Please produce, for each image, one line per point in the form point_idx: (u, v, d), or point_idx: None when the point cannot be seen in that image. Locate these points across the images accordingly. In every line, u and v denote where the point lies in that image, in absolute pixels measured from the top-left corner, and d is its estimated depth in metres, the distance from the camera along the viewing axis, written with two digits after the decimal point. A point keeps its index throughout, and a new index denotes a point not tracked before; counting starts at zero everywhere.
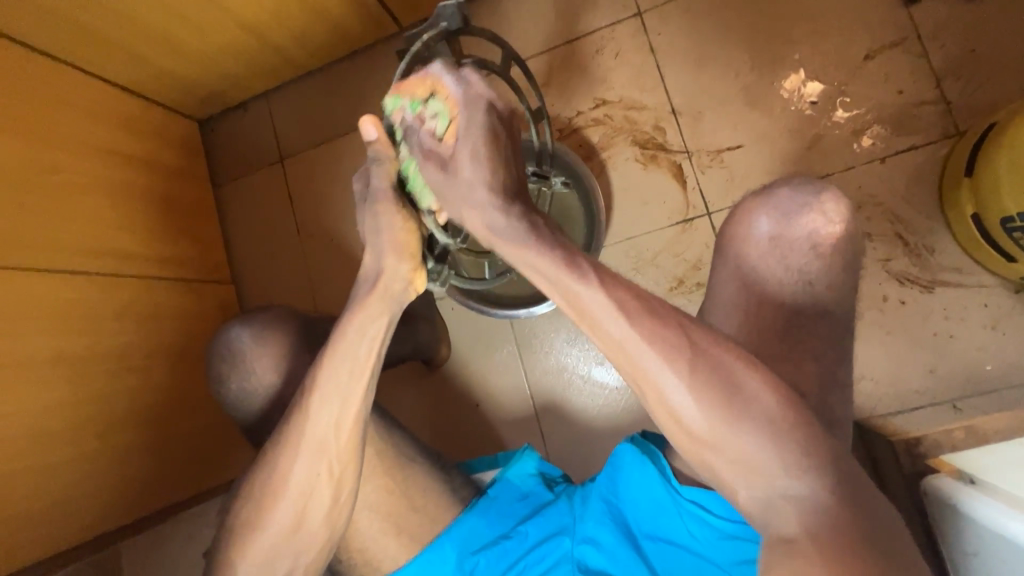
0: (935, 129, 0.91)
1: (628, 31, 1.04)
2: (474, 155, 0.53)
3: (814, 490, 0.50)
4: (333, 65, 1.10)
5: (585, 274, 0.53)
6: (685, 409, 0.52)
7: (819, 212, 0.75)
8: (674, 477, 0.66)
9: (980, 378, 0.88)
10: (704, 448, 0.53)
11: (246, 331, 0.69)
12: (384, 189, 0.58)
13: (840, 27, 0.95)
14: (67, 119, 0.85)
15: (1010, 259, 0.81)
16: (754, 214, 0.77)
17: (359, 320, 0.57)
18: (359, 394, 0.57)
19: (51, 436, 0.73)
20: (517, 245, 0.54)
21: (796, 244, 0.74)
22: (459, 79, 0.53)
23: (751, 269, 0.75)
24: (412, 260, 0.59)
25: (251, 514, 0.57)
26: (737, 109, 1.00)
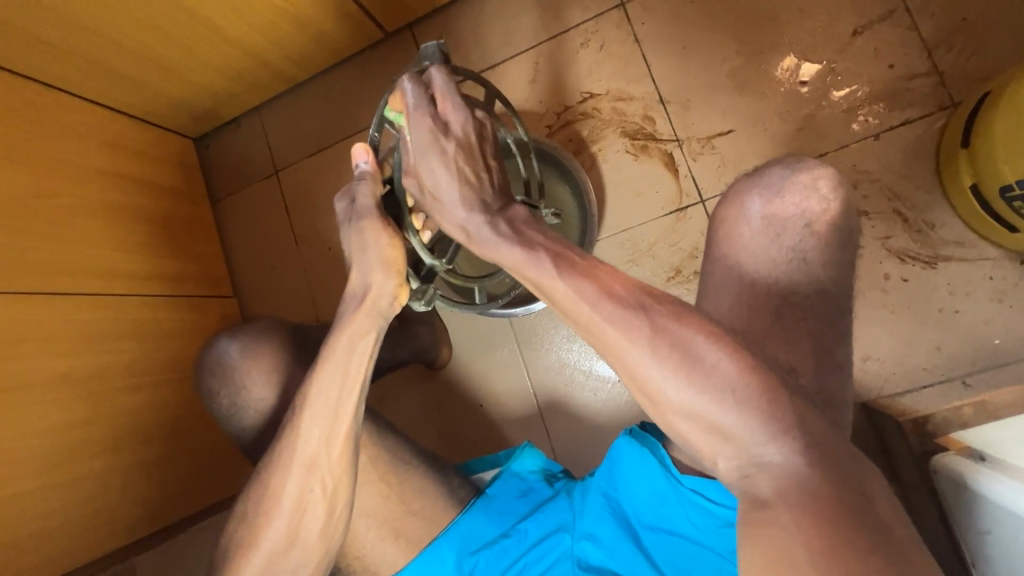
0: (929, 101, 0.90)
1: (613, 22, 1.03)
2: (432, 168, 0.61)
3: (785, 456, 0.44)
4: (324, 79, 1.19)
5: (540, 259, 0.54)
6: (649, 378, 0.49)
7: (811, 187, 0.64)
8: (674, 466, 0.62)
9: (990, 353, 0.85)
10: (679, 418, 0.48)
11: (241, 349, 0.78)
12: (370, 206, 0.66)
13: (826, 7, 0.95)
14: (75, 149, 0.95)
15: (1012, 228, 0.80)
16: (741, 194, 0.65)
17: (348, 336, 0.64)
18: (349, 411, 0.64)
19: (74, 436, 0.81)
20: (485, 247, 0.59)
21: (788, 229, 0.62)
22: (420, 96, 0.62)
23: (742, 256, 0.63)
24: (398, 276, 0.67)
25: (249, 530, 0.62)
26: (726, 94, 0.98)
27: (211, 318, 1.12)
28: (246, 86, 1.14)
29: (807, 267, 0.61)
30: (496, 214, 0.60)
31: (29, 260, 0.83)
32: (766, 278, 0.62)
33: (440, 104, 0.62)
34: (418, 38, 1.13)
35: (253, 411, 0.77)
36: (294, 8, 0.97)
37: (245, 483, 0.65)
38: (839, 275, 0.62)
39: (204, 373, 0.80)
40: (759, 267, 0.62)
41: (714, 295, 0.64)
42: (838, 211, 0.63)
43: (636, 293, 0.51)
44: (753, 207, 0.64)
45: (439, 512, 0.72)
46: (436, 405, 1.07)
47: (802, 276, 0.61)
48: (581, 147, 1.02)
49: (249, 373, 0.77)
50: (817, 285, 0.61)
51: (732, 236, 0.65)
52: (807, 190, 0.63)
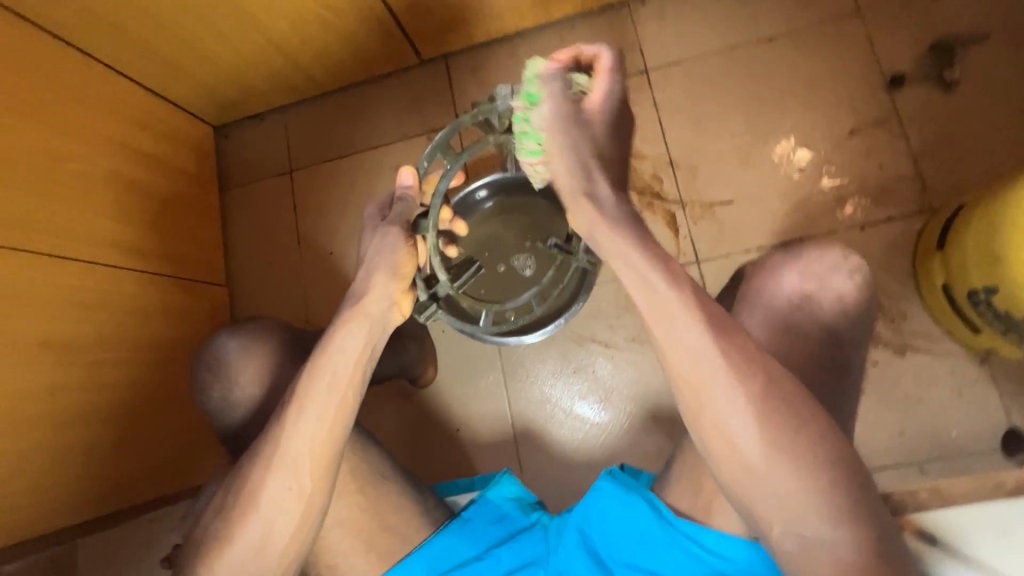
0: (911, 203, 0.98)
1: (635, 85, 1.11)
2: (584, 135, 0.62)
3: (845, 542, 0.51)
4: (353, 91, 1.23)
5: (678, 280, 0.56)
6: (750, 434, 0.53)
7: (844, 271, 0.68)
8: (667, 511, 0.65)
9: (946, 444, 0.90)
10: (741, 474, 0.54)
11: (240, 346, 0.78)
12: (401, 220, 0.73)
13: (828, 104, 1.04)
14: (98, 118, 0.96)
15: (975, 329, 0.86)
16: (779, 265, 0.70)
17: (343, 336, 0.65)
18: (331, 414, 0.62)
19: (44, 403, 0.79)
20: (612, 219, 0.59)
21: (819, 306, 0.67)
22: (614, 73, 0.67)
23: (772, 324, 0.67)
24: (401, 282, 0.70)
25: (225, 523, 0.61)
26: (731, 167, 1.05)
27: (199, 304, 1.11)
28: (277, 86, 1.17)
29: (832, 344, 0.66)
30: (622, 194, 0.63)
31: (32, 220, 0.83)
32: (795, 348, 0.65)
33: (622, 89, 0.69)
34: (451, 69, 1.19)
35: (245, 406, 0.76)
36: (340, 23, 1.02)
37: (230, 476, 0.65)
38: (831, 350, 0.66)
39: (195, 367, 0.80)
40: (786, 335, 0.65)
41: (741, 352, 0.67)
42: (859, 295, 0.68)
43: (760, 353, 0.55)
44: (788, 280, 0.68)
45: (413, 529, 0.72)
46: (413, 423, 1.06)
47: (822, 353, 0.65)
48: None
49: (247, 370, 0.77)
50: (830, 361, 0.65)
51: (768, 303, 0.68)
52: (837, 274, 0.68)
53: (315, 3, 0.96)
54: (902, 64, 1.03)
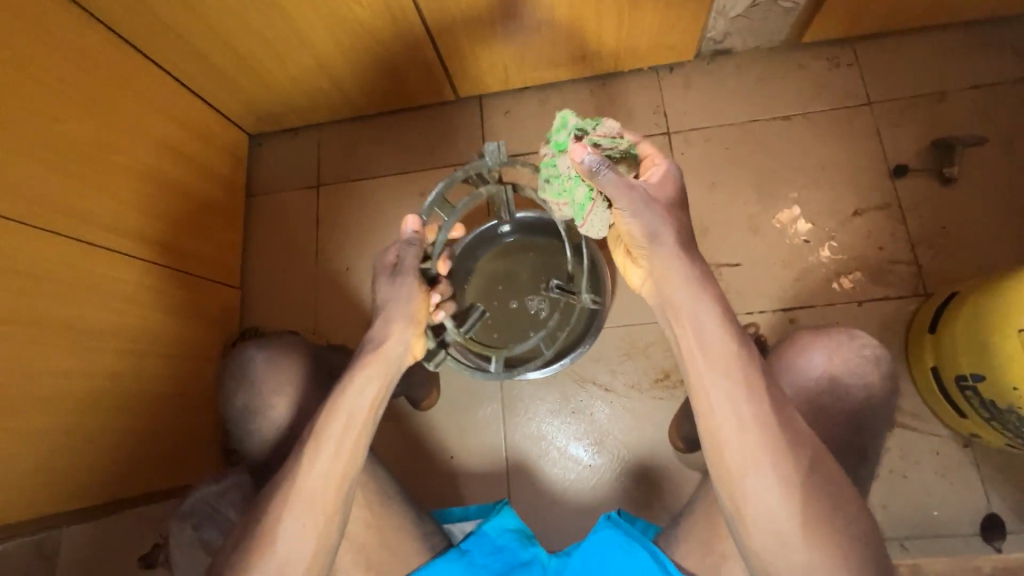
0: (906, 285, 1.04)
1: (656, 145, 1.17)
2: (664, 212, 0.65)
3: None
4: (389, 118, 1.29)
5: (750, 347, 0.61)
6: (789, 505, 0.56)
7: (868, 358, 0.74)
8: (673, 565, 0.67)
9: (927, 523, 0.93)
10: (770, 535, 0.57)
11: (266, 359, 0.81)
12: (412, 267, 0.75)
13: (835, 184, 1.11)
14: (146, 117, 1.00)
15: (960, 412, 0.90)
16: (809, 343, 0.75)
17: (364, 376, 0.67)
18: (348, 450, 0.64)
19: (55, 386, 0.80)
20: (699, 291, 0.62)
21: (843, 390, 0.72)
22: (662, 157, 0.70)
23: (797, 396, 0.72)
24: (417, 327, 0.73)
25: (237, 559, 0.60)
26: (740, 232, 1.10)
27: (213, 304, 1.13)
28: (317, 106, 1.22)
29: (852, 422, 0.71)
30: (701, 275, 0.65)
31: (71, 207, 0.85)
32: (818, 423, 0.71)
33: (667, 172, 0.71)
34: (484, 109, 1.25)
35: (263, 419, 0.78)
36: (388, 57, 1.08)
37: (247, 511, 0.64)
38: (828, 423, 0.71)
39: (223, 376, 0.82)
40: (805, 409, 0.71)
41: None
42: (880, 380, 0.73)
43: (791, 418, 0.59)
44: (817, 360, 0.73)
45: (410, 551, 0.72)
46: (408, 445, 1.07)
47: (831, 432, 0.70)
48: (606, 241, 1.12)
49: (269, 385, 0.78)
50: (834, 440, 0.70)
51: (797, 379, 0.73)
52: (862, 361, 0.73)
53: (368, 37, 1.02)
54: (905, 155, 1.10)
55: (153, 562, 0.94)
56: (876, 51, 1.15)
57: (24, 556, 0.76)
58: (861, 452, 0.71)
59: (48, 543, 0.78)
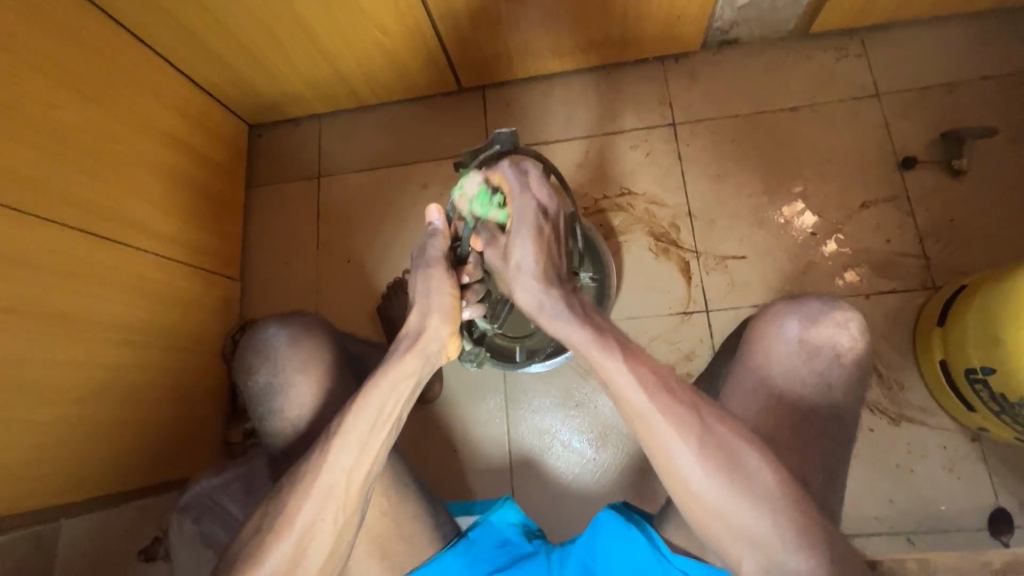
0: (914, 279, 1.03)
1: (661, 136, 1.16)
2: (527, 245, 0.65)
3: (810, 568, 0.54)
4: (391, 108, 1.27)
5: (611, 349, 0.58)
6: (760, 529, 0.55)
7: (841, 325, 0.71)
8: (664, 545, 0.66)
9: (935, 517, 0.92)
10: (710, 517, 0.56)
11: (288, 336, 0.79)
12: (439, 259, 0.71)
13: (843, 176, 1.10)
14: (147, 105, 0.99)
15: (969, 407, 0.89)
16: (779, 315, 0.73)
17: (395, 370, 0.65)
18: (375, 445, 0.62)
19: (55, 377, 0.78)
20: (556, 319, 0.62)
21: (819, 354, 0.70)
22: (518, 177, 0.68)
23: (775, 367, 0.71)
24: (452, 324, 0.69)
25: (255, 550, 0.59)
26: (746, 224, 1.09)
27: (214, 295, 1.11)
28: (319, 96, 1.21)
29: (829, 396, 0.69)
30: (568, 290, 0.66)
31: (72, 195, 0.84)
32: (795, 397, 0.69)
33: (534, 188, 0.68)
34: (488, 100, 1.23)
35: (282, 397, 0.75)
36: (392, 46, 1.06)
37: (262, 500, 0.63)
38: (814, 395, 0.69)
39: (242, 351, 0.80)
40: (779, 378, 0.70)
41: (742, 397, 0.71)
42: (862, 351, 0.70)
43: (692, 395, 0.58)
44: (790, 327, 0.71)
45: (423, 544, 0.71)
46: (410, 437, 1.06)
47: (806, 398, 0.69)
48: (610, 234, 1.11)
49: (290, 360, 0.76)
50: (810, 406, 0.69)
51: (769, 351, 0.71)
52: (835, 323, 0.71)
53: (372, 26, 1.00)
54: (913, 148, 1.09)
55: (153, 556, 0.93)
56: (886, 42, 1.13)
57: (24, 549, 0.74)
58: (837, 415, 0.69)
59: (45, 537, 0.77)
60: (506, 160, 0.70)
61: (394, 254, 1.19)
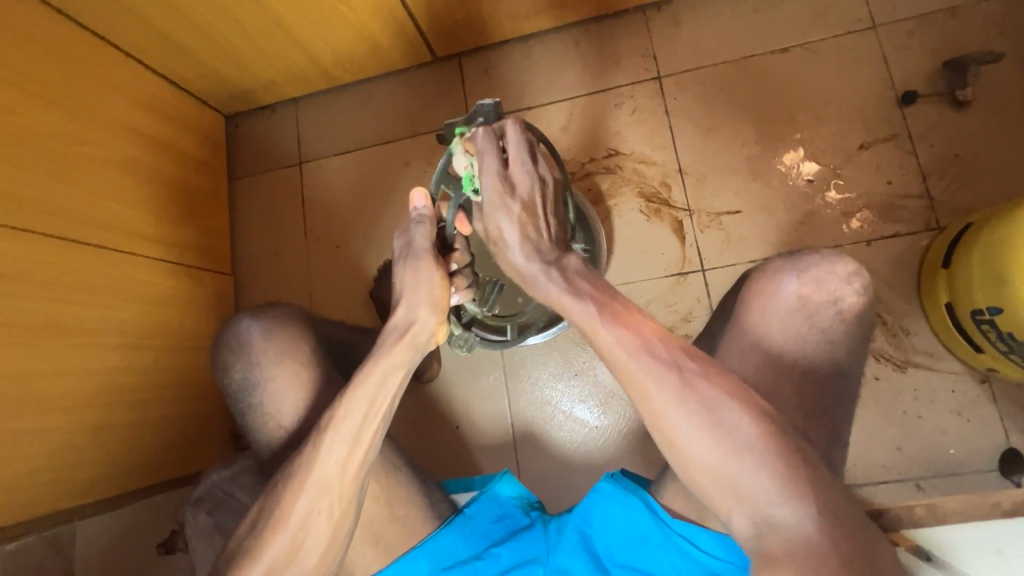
0: (918, 220, 0.99)
1: (647, 92, 1.11)
2: (500, 221, 0.68)
3: (809, 528, 0.51)
4: (365, 86, 1.23)
5: (587, 312, 0.61)
6: (770, 503, 0.52)
7: (843, 279, 0.68)
8: (663, 511, 0.66)
9: (944, 462, 0.91)
10: (708, 482, 0.55)
11: (263, 330, 0.78)
12: (425, 247, 0.70)
13: (840, 118, 1.04)
14: (113, 104, 0.96)
15: (977, 348, 0.87)
16: (779, 272, 0.70)
17: (385, 361, 0.65)
18: (367, 438, 0.63)
19: (51, 386, 0.79)
20: (540, 287, 0.66)
21: (820, 311, 0.68)
22: (489, 149, 0.68)
23: (774, 325, 0.68)
24: (439, 316, 0.70)
25: (255, 544, 0.59)
26: (740, 178, 1.05)
27: (207, 292, 1.11)
28: (291, 79, 1.17)
29: (830, 353, 0.67)
30: (551, 262, 0.67)
31: (46, 203, 0.83)
32: (790, 354, 0.67)
33: (510, 158, 0.69)
34: (464, 68, 1.19)
35: (263, 391, 0.75)
36: (359, 20, 1.02)
37: (258, 494, 0.63)
38: (816, 354, 0.67)
39: (217, 347, 0.79)
40: (777, 338, 0.68)
41: (737, 359, 0.68)
42: (865, 306, 0.68)
43: (680, 353, 0.58)
44: (787, 285, 0.69)
45: (418, 523, 0.72)
46: (413, 418, 1.07)
47: (805, 355, 0.67)
48: (599, 198, 1.08)
49: (264, 355, 0.76)
50: (809, 363, 0.67)
51: (767, 310, 0.69)
52: (835, 277, 0.68)
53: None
54: (914, 81, 1.03)
55: (172, 548, 0.95)
56: None
57: (42, 551, 0.77)
58: (838, 369, 0.67)
59: (62, 537, 0.80)
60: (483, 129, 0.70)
61: (382, 237, 1.18)
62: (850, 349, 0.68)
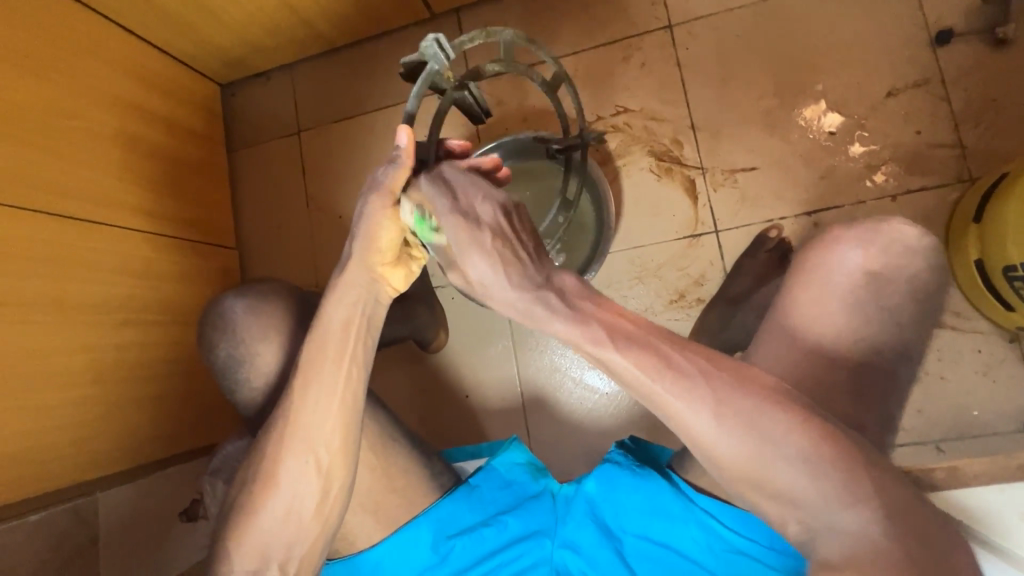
0: (948, 172, 0.93)
1: (657, 42, 1.04)
2: (476, 259, 0.55)
3: (862, 527, 0.46)
4: (361, 47, 1.18)
5: (597, 336, 0.51)
6: (799, 488, 0.47)
7: (919, 260, 0.60)
8: (688, 487, 0.65)
9: (967, 424, 0.88)
10: (749, 489, 0.49)
11: (246, 307, 0.77)
12: (388, 186, 0.62)
13: (866, 63, 0.97)
14: (100, 73, 0.93)
15: (1008, 306, 0.82)
16: (844, 242, 0.61)
17: (350, 298, 0.65)
18: (339, 381, 0.63)
19: (55, 363, 0.80)
20: (540, 322, 0.53)
21: (890, 286, 0.59)
22: (440, 195, 0.58)
23: (833, 307, 0.59)
24: (386, 254, 0.66)
25: (250, 497, 0.63)
26: (756, 132, 0.99)
27: (210, 266, 1.10)
28: (283, 42, 1.12)
29: (900, 338, 0.58)
30: (548, 283, 0.54)
31: (40, 179, 0.82)
32: None
33: (461, 193, 0.58)
34: (463, 24, 1.13)
35: (250, 369, 0.75)
36: None
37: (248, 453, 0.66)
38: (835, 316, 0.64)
39: (202, 326, 0.79)
40: (840, 318, 0.58)
41: (774, 343, 0.59)
42: (939, 287, 0.60)
43: (702, 360, 0.50)
44: (851, 255, 0.60)
45: (421, 493, 0.71)
46: (422, 387, 1.07)
47: (869, 340, 0.58)
48: (607, 158, 1.03)
49: (246, 332, 0.75)
50: (875, 346, 0.58)
51: (826, 286, 0.59)
52: (905, 245, 0.60)
53: None
54: (949, 19, 0.95)
55: (194, 516, 0.96)
56: None
57: (64, 521, 0.79)
58: (904, 352, 0.58)
59: (85, 507, 0.82)
60: (421, 176, 0.61)
61: None
62: (918, 324, 0.59)
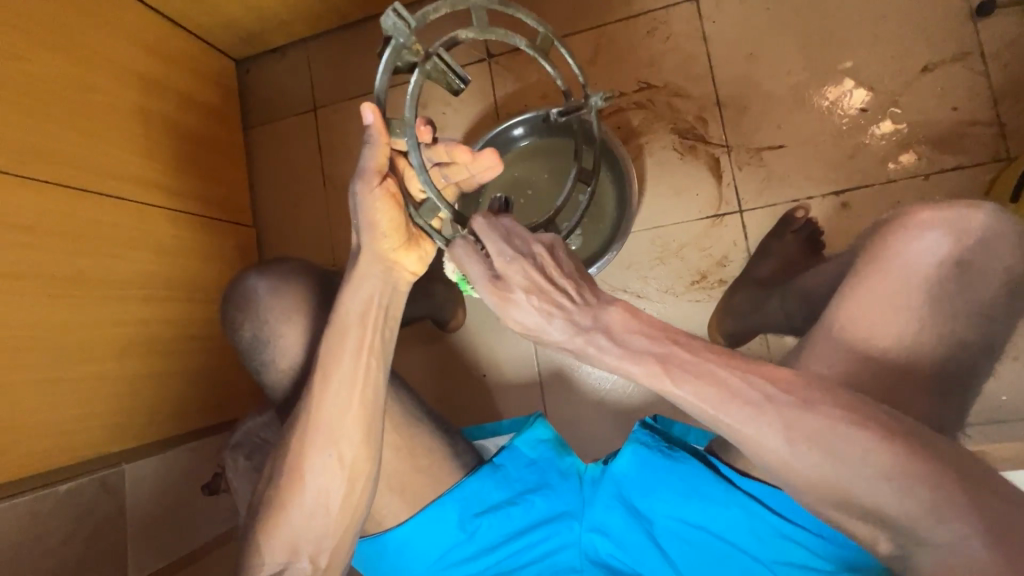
0: (984, 151, 0.90)
1: (683, 15, 1.01)
2: (519, 314, 0.53)
3: (964, 541, 0.42)
4: (377, 21, 1.16)
5: (652, 372, 0.49)
6: (879, 498, 0.44)
7: (998, 247, 0.55)
8: (731, 471, 0.64)
9: (995, 409, 0.86)
10: (830, 504, 0.47)
11: (270, 286, 0.77)
12: (369, 169, 0.62)
13: (900, 37, 0.94)
14: (116, 47, 0.92)
15: None
16: (924, 229, 0.56)
17: (365, 292, 0.65)
18: (361, 376, 0.64)
19: (78, 339, 0.81)
20: (594, 364, 0.52)
21: (977, 278, 0.55)
22: (473, 264, 0.56)
23: (915, 301, 0.54)
24: (394, 235, 0.65)
25: (277, 491, 0.64)
26: (784, 109, 0.97)
27: (228, 245, 1.10)
28: (298, 15, 1.10)
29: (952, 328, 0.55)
30: (591, 325, 0.52)
31: (61, 153, 0.81)
32: None
33: (492, 257, 0.56)
34: None
35: (274, 349, 0.75)
36: None
37: (273, 451, 0.67)
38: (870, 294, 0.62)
39: (226, 304, 0.79)
40: (920, 314, 0.54)
41: (836, 340, 0.56)
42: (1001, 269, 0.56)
43: (748, 372, 0.48)
44: (935, 243, 0.55)
45: (445, 471, 0.71)
46: (440, 366, 1.07)
47: (926, 328, 0.54)
48: (629, 136, 1.01)
49: (271, 313, 0.75)
50: (946, 338, 0.54)
51: (903, 279, 0.55)
52: (985, 231, 0.55)
53: None
54: None
55: (217, 489, 0.96)
56: None
57: (91, 492, 0.81)
58: (967, 341, 0.54)
59: (111, 479, 0.83)
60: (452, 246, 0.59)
61: None
62: (985, 311, 0.55)
